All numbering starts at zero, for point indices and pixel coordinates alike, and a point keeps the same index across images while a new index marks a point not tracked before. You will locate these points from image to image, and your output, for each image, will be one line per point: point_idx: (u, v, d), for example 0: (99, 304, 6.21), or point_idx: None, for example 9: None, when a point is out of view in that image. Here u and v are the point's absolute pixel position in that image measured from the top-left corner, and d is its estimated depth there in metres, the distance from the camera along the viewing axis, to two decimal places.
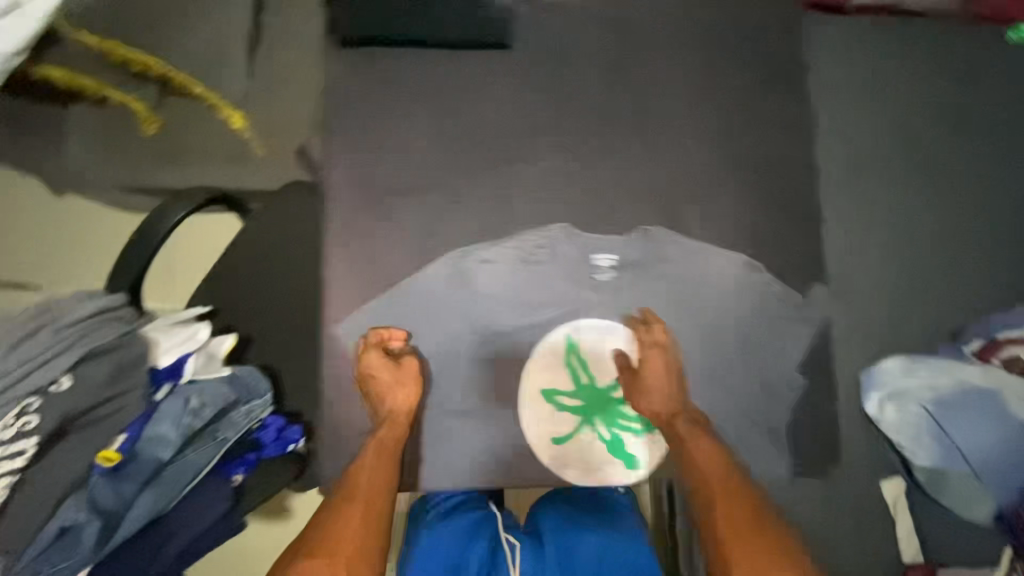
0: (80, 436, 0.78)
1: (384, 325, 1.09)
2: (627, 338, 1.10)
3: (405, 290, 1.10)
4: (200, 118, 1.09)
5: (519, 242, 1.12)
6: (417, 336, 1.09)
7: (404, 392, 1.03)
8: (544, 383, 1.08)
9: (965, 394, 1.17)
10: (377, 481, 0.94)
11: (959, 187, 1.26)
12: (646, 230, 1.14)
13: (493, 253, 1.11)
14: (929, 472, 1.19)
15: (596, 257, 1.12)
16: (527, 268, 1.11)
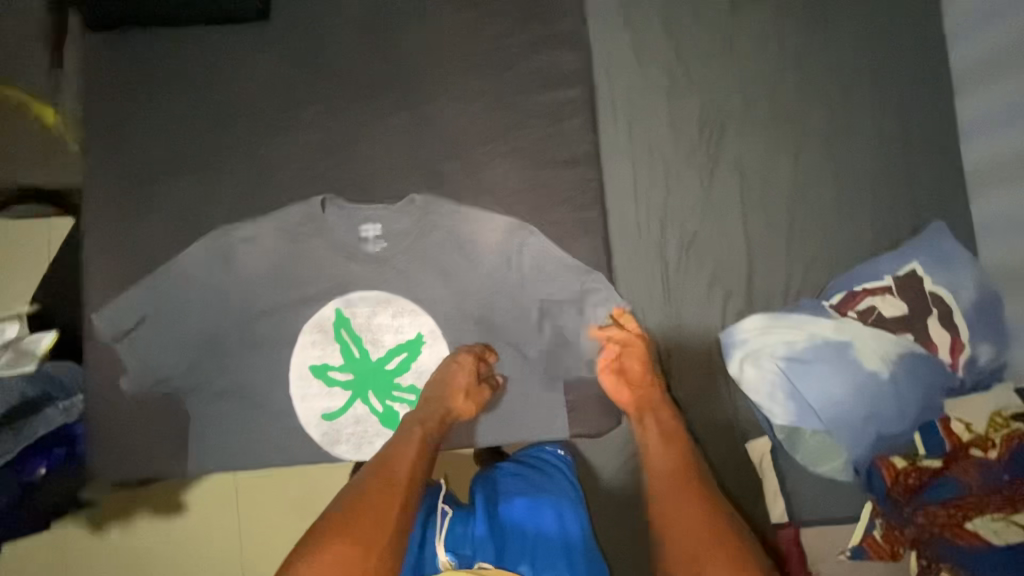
0: None
1: (142, 315, 1.05)
2: (400, 311, 1.09)
3: (165, 270, 1.06)
4: (12, 115, 1.08)
5: (279, 218, 1.07)
6: (177, 322, 1.05)
7: (466, 403, 1.04)
8: (311, 362, 1.07)
9: (816, 348, 1.16)
10: (413, 468, 0.88)
11: (803, 143, 1.28)
12: (413, 198, 1.10)
13: (256, 231, 1.06)
14: (785, 430, 1.16)
15: (360, 228, 1.08)
16: (294, 242, 1.07)
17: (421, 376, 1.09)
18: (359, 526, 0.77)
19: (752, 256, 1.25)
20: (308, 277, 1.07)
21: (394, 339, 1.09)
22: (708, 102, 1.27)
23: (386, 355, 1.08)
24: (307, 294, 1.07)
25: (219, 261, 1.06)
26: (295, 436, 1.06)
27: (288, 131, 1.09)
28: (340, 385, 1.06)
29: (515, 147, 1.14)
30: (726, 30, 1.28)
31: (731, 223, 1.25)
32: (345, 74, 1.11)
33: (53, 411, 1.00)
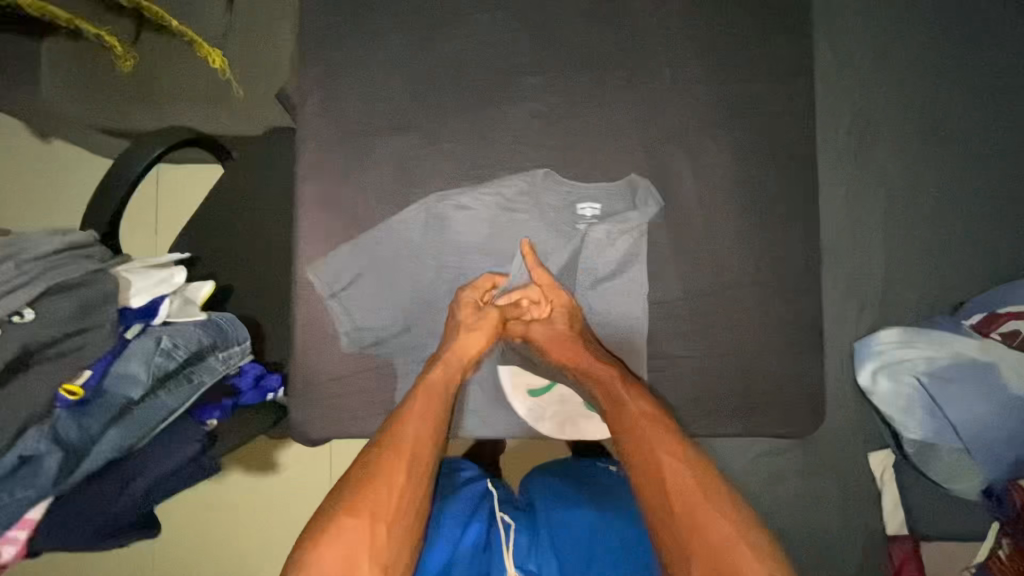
0: (42, 368, 0.71)
1: (344, 280, 0.90)
2: (611, 304, 0.93)
3: (360, 235, 0.89)
4: (180, 55, 1.06)
5: (494, 188, 0.90)
6: (370, 288, 0.91)
7: (478, 337, 0.90)
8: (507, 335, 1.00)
9: (960, 367, 1.15)
10: (420, 429, 0.83)
11: (958, 159, 1.25)
12: (632, 178, 0.90)
13: (469, 201, 0.90)
14: (918, 446, 1.17)
15: (580, 205, 0.90)
16: (498, 221, 0.91)
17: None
18: (365, 494, 0.74)
19: (890, 269, 1.25)
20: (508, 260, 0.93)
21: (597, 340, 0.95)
22: (867, 111, 1.26)
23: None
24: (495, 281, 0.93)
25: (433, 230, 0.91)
26: (496, 413, 1.00)
27: (487, 90, 0.89)
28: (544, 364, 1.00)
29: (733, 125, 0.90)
30: (898, 36, 1.25)
31: (872, 234, 1.26)
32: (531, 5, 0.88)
33: (214, 361, 0.89)
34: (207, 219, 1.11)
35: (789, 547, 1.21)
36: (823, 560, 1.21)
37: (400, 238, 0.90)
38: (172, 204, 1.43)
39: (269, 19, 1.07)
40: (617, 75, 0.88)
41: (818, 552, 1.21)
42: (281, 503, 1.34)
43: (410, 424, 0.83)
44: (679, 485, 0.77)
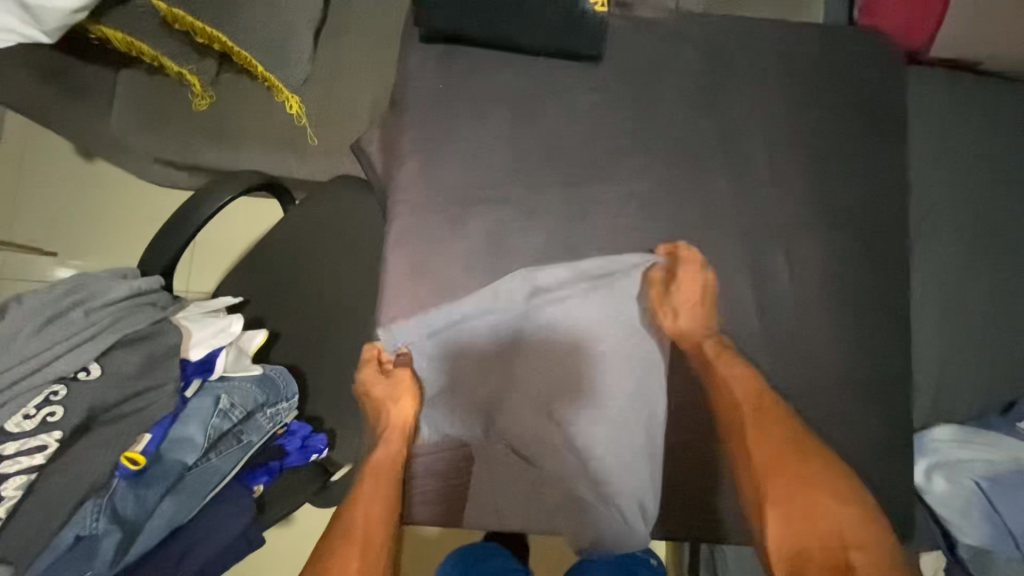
0: (105, 433, 0.68)
1: (436, 346, 0.83)
2: (635, 400, 0.84)
3: (456, 297, 0.82)
4: (256, 99, 1.05)
5: (587, 262, 0.83)
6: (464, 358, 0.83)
7: (400, 407, 0.82)
8: (621, 377, 0.85)
9: (1020, 472, 1.12)
10: (375, 514, 0.78)
11: (1009, 260, 1.27)
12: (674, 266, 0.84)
13: (567, 275, 0.83)
14: (973, 550, 1.12)
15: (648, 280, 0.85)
16: (537, 303, 0.83)
17: (632, 494, 0.84)
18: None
19: (944, 362, 1.24)
20: (531, 337, 0.84)
21: (619, 441, 0.84)
22: (923, 204, 1.28)
23: (606, 455, 0.84)
24: (538, 361, 0.84)
25: (514, 305, 0.83)
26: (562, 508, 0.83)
27: (582, 162, 0.84)
28: (642, 444, 0.84)
29: (834, 216, 0.88)
30: (953, 135, 1.30)
31: (927, 325, 1.25)
32: (640, 88, 0.85)
33: (263, 418, 0.81)
34: (262, 261, 1.07)
35: None
36: None
37: (486, 298, 0.82)
38: (224, 238, 1.37)
39: (352, 69, 1.06)
40: (721, 155, 0.86)
41: None
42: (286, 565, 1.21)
43: (360, 511, 0.77)
44: (770, 440, 0.79)
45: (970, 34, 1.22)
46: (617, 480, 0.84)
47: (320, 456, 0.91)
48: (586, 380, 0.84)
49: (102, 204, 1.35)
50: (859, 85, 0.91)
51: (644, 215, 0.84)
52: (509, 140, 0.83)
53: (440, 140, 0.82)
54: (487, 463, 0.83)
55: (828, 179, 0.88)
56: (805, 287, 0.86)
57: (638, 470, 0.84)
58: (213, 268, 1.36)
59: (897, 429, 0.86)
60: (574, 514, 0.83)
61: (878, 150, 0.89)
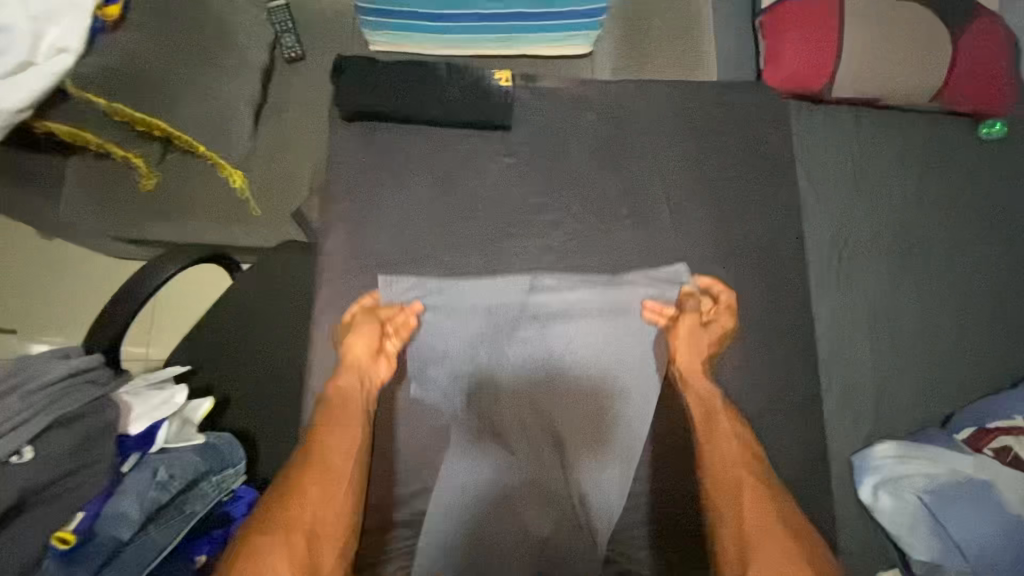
0: (40, 513, 0.70)
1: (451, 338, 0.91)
2: (620, 402, 0.93)
3: (472, 291, 0.89)
4: (199, 174, 1.10)
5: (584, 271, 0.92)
6: (473, 352, 0.91)
7: (364, 343, 0.86)
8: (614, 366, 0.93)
9: (960, 483, 1.15)
10: (343, 447, 0.83)
11: (921, 278, 1.37)
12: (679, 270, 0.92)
13: (563, 281, 0.91)
14: (925, 565, 1.15)
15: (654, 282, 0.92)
16: (540, 302, 0.91)
17: (605, 492, 0.91)
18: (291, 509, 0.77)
19: (877, 379, 1.31)
20: (528, 342, 0.92)
21: (602, 439, 0.92)
22: (839, 231, 1.38)
23: (588, 447, 0.92)
24: (537, 364, 0.92)
25: (512, 308, 0.91)
26: (529, 501, 0.90)
27: (499, 220, 0.91)
28: (622, 430, 0.92)
29: (737, 253, 0.95)
30: (860, 166, 1.41)
31: (858, 343, 1.33)
32: (551, 149, 0.93)
33: (207, 486, 0.85)
34: (209, 330, 1.10)
35: None
36: None
37: (496, 302, 0.90)
38: (178, 303, 1.44)
39: (292, 142, 1.13)
40: (626, 205, 0.93)
41: None
42: None
43: (330, 439, 0.83)
44: (758, 501, 0.82)
45: (859, 76, 1.36)
46: (594, 474, 0.91)
47: None
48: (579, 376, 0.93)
49: (54, 280, 1.37)
50: (749, 135, 1.01)
51: (559, 265, 0.91)
52: (430, 204, 0.89)
53: (368, 209, 0.89)
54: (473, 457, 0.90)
55: (728, 221, 0.96)
56: (715, 319, 0.92)
57: (614, 469, 0.91)
58: (170, 333, 1.43)
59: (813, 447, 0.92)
60: (545, 503, 0.90)
61: (771, 191, 0.97)
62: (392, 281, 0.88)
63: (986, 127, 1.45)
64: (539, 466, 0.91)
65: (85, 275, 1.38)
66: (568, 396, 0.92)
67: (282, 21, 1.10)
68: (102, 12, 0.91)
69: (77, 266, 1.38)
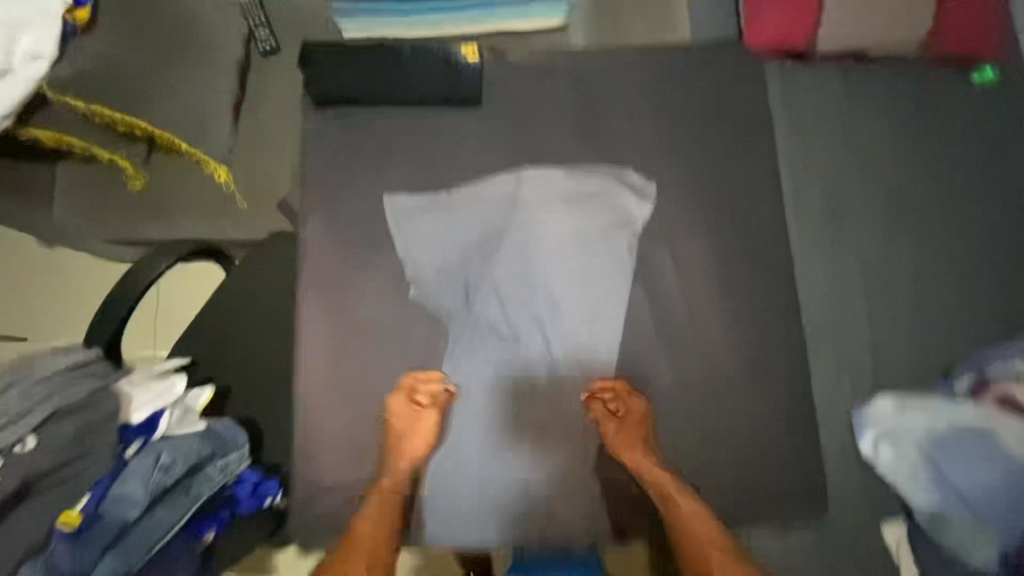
0: (46, 497, 0.74)
1: (437, 251, 1.00)
2: (601, 297, 0.99)
3: (456, 210, 1.01)
4: (186, 172, 1.12)
5: (551, 175, 1.00)
6: (457, 261, 1.00)
7: (414, 441, 0.95)
8: (592, 257, 0.98)
9: (960, 433, 1.14)
10: (373, 532, 0.90)
11: (919, 230, 1.34)
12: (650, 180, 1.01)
13: (532, 187, 1.00)
14: (929, 515, 1.15)
15: (626, 182, 1.01)
16: (520, 207, 0.99)
17: (593, 378, 0.99)
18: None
19: (878, 335, 1.28)
20: (510, 246, 0.99)
21: (588, 330, 0.99)
22: (832, 187, 1.35)
23: (580, 340, 0.98)
24: (517, 262, 0.98)
25: (503, 209, 1.00)
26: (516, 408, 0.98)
27: None
28: (602, 325, 0.98)
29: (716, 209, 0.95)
30: (849, 120, 1.38)
31: (856, 304, 1.28)
32: (518, 131, 1.03)
33: (211, 470, 0.88)
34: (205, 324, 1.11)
35: None
36: None
37: (479, 216, 1.00)
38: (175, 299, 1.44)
39: (273, 134, 1.14)
40: None
41: None
42: None
43: (369, 527, 0.91)
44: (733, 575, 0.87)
45: (842, 29, 1.34)
46: (574, 373, 0.98)
47: (273, 501, 0.96)
48: (556, 271, 0.99)
49: (53, 285, 1.40)
50: None
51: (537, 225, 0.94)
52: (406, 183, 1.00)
53: (348, 195, 1.00)
54: (463, 367, 0.98)
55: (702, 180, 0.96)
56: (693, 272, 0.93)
57: (596, 359, 0.99)
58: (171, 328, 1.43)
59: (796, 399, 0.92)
60: (527, 403, 0.98)
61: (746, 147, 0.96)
62: (399, 197, 1.00)
63: (978, 72, 1.41)
64: (526, 367, 0.98)
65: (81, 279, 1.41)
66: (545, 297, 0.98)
67: (256, 16, 1.13)
68: (74, 16, 0.97)
69: (72, 270, 1.41)
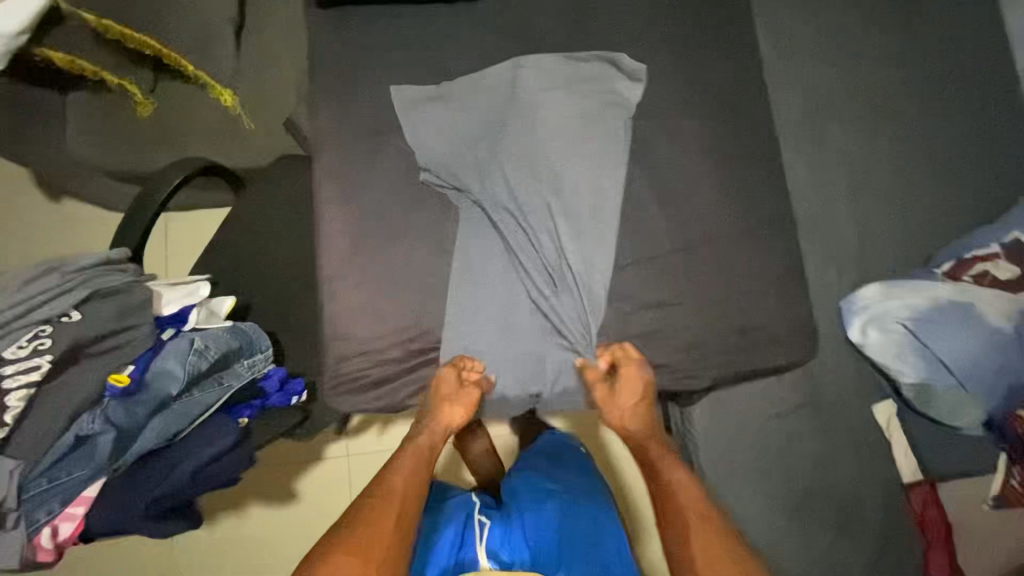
0: (93, 362, 0.78)
1: (439, 140, 0.99)
2: (601, 178, 0.98)
3: (457, 101, 1.00)
4: (192, 97, 1.15)
5: (550, 62, 1.01)
6: (460, 150, 0.99)
7: (454, 412, 0.98)
8: (592, 140, 0.98)
9: (943, 308, 1.22)
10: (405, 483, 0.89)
11: (904, 123, 1.37)
12: (643, 68, 1.03)
13: (532, 71, 1.00)
14: (920, 389, 1.22)
15: (622, 69, 1.02)
16: (521, 91, 0.99)
17: (598, 259, 0.96)
18: (361, 537, 0.79)
19: (864, 227, 1.33)
20: (512, 131, 0.98)
21: (591, 212, 0.97)
22: (818, 87, 1.38)
23: (580, 223, 0.97)
24: (521, 145, 0.97)
25: (502, 94, 1.00)
26: (528, 296, 0.97)
27: None
28: (605, 207, 0.97)
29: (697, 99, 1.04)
30: (832, 21, 1.41)
31: (840, 201, 1.34)
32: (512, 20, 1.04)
33: (240, 367, 0.91)
34: (218, 241, 1.14)
35: (811, 505, 1.23)
36: (845, 516, 1.23)
37: (480, 106, 1.00)
38: (182, 235, 1.44)
39: (274, 57, 1.19)
40: None
41: (843, 504, 1.24)
42: (304, 525, 1.36)
43: (400, 481, 0.89)
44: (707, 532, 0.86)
45: None
46: (584, 257, 0.96)
47: (299, 398, 0.98)
48: (558, 154, 0.97)
49: (59, 230, 1.41)
50: None
51: (539, 108, 0.98)
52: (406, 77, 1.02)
53: (347, 93, 1.00)
54: (471, 257, 0.97)
55: (680, 73, 1.05)
56: (681, 152, 1.02)
57: (603, 241, 0.97)
58: (182, 261, 1.43)
59: (777, 266, 1.02)
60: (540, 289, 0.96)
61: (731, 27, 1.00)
62: (406, 87, 1.01)
63: None
64: (535, 252, 0.96)
65: (85, 222, 1.41)
66: (549, 181, 0.97)
67: None
68: None
69: (75, 214, 1.41)
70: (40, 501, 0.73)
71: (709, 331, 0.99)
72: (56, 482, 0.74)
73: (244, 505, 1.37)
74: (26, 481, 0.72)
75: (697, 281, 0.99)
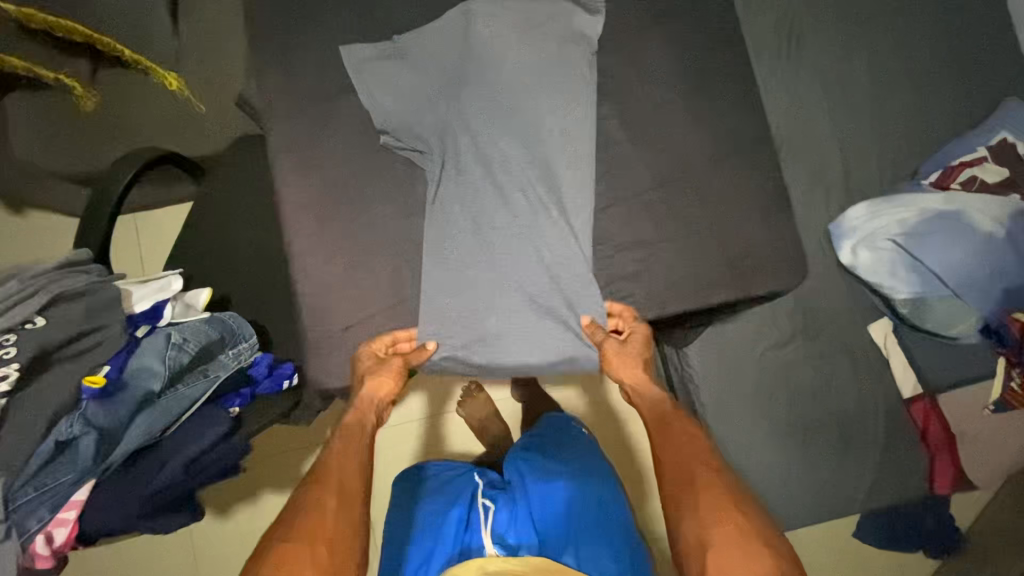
0: (64, 367, 0.75)
1: (395, 99, 0.94)
2: (570, 124, 0.95)
3: (408, 56, 0.96)
4: (139, 86, 1.10)
5: (503, 3, 0.95)
6: (419, 107, 0.95)
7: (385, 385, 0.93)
8: (558, 82, 0.95)
9: (929, 219, 1.20)
10: (354, 467, 0.84)
11: (879, 33, 1.32)
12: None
13: (484, 14, 0.94)
14: (913, 304, 1.21)
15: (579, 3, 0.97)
16: (475, 37, 0.94)
17: (574, 211, 0.94)
18: (308, 522, 0.74)
19: (848, 146, 1.30)
20: (471, 80, 0.93)
21: (565, 157, 0.94)
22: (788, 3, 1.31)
23: (556, 170, 0.94)
24: (483, 94, 0.93)
25: (455, 44, 0.95)
26: (522, 251, 0.94)
27: None
28: (581, 153, 0.95)
29: (660, 27, 0.99)
30: None
31: (818, 119, 1.30)
32: None
33: (225, 357, 0.88)
34: (186, 234, 1.11)
35: (818, 429, 1.24)
36: (848, 436, 1.24)
37: (434, 58, 0.95)
38: (151, 231, 1.39)
39: (215, 33, 1.12)
40: None
41: (848, 425, 1.25)
42: None
43: (337, 460, 0.85)
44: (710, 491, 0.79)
45: None
46: (564, 205, 0.94)
47: (290, 382, 0.96)
48: (524, 101, 0.93)
49: (23, 243, 1.36)
50: None
51: (498, 54, 0.93)
52: (354, 37, 0.96)
53: (294, 60, 0.95)
54: (444, 216, 0.94)
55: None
56: (651, 84, 0.98)
57: (582, 185, 0.94)
58: (156, 252, 1.39)
59: (762, 194, 0.99)
60: (523, 241, 0.93)
61: None
62: (354, 46, 0.96)
63: None
64: (512, 206, 0.94)
65: (49, 232, 1.37)
66: (518, 129, 0.93)
67: None
68: None
69: (37, 225, 1.37)
70: (31, 508, 0.70)
71: (699, 267, 0.96)
72: (44, 490, 0.70)
73: (253, 497, 1.37)
74: (11, 491, 0.69)
75: (682, 215, 0.96)
